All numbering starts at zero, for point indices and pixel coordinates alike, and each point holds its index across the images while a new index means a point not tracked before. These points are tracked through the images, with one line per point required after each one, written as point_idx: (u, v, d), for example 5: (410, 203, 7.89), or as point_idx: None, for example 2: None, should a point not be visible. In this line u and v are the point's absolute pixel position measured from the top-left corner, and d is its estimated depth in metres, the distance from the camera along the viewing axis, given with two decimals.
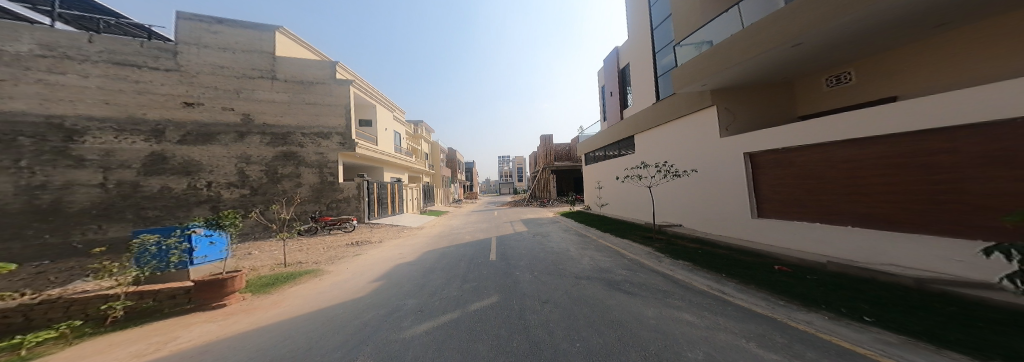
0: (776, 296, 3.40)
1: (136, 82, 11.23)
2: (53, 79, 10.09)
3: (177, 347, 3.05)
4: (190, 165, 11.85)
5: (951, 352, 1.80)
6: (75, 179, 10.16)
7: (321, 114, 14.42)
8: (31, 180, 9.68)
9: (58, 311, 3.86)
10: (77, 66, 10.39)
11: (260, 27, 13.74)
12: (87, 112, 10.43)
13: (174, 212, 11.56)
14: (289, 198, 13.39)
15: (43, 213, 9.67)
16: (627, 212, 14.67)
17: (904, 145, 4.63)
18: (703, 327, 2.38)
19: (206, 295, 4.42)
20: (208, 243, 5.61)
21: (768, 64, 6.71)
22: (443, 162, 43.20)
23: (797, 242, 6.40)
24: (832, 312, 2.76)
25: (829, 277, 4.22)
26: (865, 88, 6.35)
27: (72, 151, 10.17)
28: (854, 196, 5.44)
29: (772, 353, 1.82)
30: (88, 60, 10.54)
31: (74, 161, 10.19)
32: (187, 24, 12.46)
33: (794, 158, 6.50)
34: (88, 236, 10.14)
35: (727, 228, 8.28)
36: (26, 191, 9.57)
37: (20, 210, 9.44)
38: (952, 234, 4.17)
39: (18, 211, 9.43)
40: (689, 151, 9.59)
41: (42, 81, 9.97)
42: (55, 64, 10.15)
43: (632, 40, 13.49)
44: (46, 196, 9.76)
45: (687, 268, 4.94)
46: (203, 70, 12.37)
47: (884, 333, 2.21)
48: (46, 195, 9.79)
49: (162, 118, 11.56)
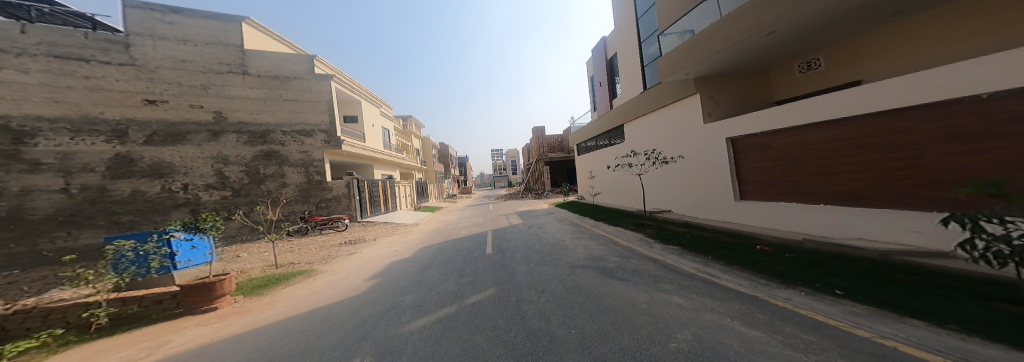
0: (758, 275, 3.61)
1: (86, 77, 10.18)
2: None
3: (172, 351, 3.00)
4: (161, 166, 11.17)
5: (912, 320, 1.98)
6: (33, 185, 9.41)
7: (301, 111, 13.70)
8: None
9: (36, 321, 3.69)
10: (13, 60, 9.30)
11: (223, 18, 12.68)
12: (34, 111, 9.47)
13: (149, 216, 11.00)
14: (274, 199, 12.89)
15: (4, 221, 9.01)
16: (619, 199, 14.95)
17: (869, 127, 4.86)
18: (692, 308, 2.52)
19: (193, 299, 4.27)
20: (189, 248, 5.36)
21: (746, 52, 6.81)
22: (434, 157, 42.40)
23: (775, 221, 6.72)
24: (807, 288, 2.97)
25: (805, 254, 4.50)
26: (835, 73, 6.54)
27: (25, 155, 9.35)
28: (826, 176, 5.72)
29: (755, 330, 1.94)
30: (26, 53, 9.42)
31: (28, 166, 9.39)
32: (135, 12, 11.26)
33: (771, 143, 6.74)
34: (58, 244, 9.52)
35: (714, 211, 8.58)
36: None
37: None
38: (911, 207, 4.48)
39: None
40: (674, 137, 9.76)
41: None
42: None
43: (618, 30, 13.34)
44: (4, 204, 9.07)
45: (677, 253, 5.17)
46: (163, 64, 11.40)
47: (854, 305, 2.39)
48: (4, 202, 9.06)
49: (122, 117, 10.69)
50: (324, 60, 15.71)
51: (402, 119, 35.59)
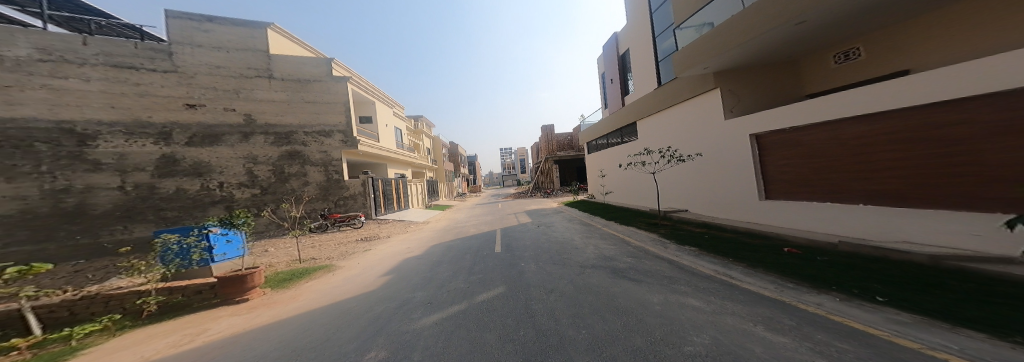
0: (784, 278, 3.34)
1: (136, 84, 11.42)
2: (58, 84, 10.24)
3: (208, 338, 3.26)
4: (200, 166, 12.26)
5: (966, 330, 1.74)
6: (95, 182, 10.66)
7: (320, 112, 14.59)
8: (55, 184, 10.15)
9: (99, 306, 4.15)
10: (78, 70, 10.52)
11: (250, 24, 13.65)
12: (95, 116, 10.73)
13: (191, 212, 12.05)
14: (297, 197, 13.77)
15: (70, 216, 10.24)
16: (631, 199, 14.54)
17: (915, 119, 4.40)
18: (710, 311, 2.37)
19: (229, 290, 4.59)
20: (226, 241, 5.83)
21: (771, 44, 6.41)
22: (444, 157, 43.30)
23: (804, 222, 6.23)
24: (843, 293, 2.69)
25: (841, 257, 4.11)
26: (877, 63, 5.97)
27: (88, 156, 10.58)
28: (863, 173, 5.22)
29: (780, 336, 1.79)
30: (87, 63, 10.65)
31: (90, 166, 10.62)
32: (177, 22, 12.41)
33: (801, 138, 6.26)
34: (117, 236, 10.80)
35: (734, 212, 8.11)
36: (51, 195, 10.08)
37: (49, 213, 10.00)
38: (966, 207, 3.98)
39: (47, 214, 9.99)
40: (692, 135, 9.34)
41: (48, 86, 10.14)
42: (57, 69, 10.28)
43: (630, 26, 13.01)
44: (71, 200, 10.30)
45: (693, 254, 4.90)
46: (200, 70, 12.47)
47: (897, 312, 2.14)
48: (70, 198, 10.31)
49: (168, 121, 11.87)
50: (341, 63, 16.57)
51: (413, 120, 36.73)
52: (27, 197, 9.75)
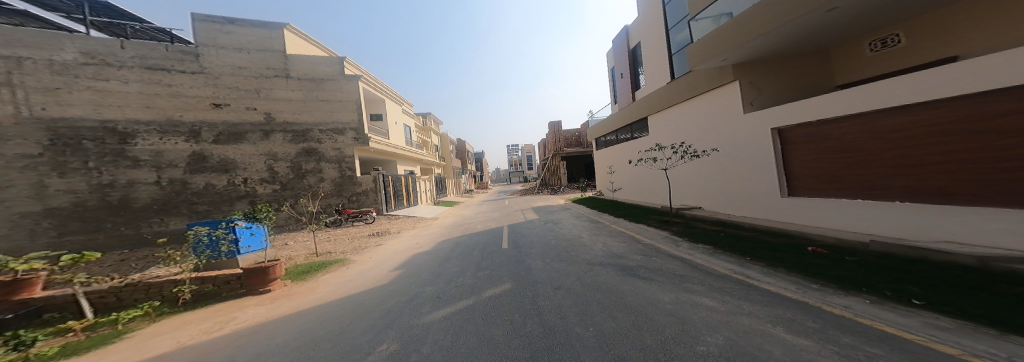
0: (807, 279, 3.12)
1: (169, 85, 12.18)
2: (100, 86, 11.08)
3: (235, 326, 3.47)
4: (226, 163, 13.05)
5: (1016, 337, 1.56)
6: (135, 178, 11.62)
7: (334, 110, 15.06)
8: (100, 179, 11.13)
9: (140, 293, 4.53)
10: (117, 72, 11.34)
11: (268, 25, 14.22)
12: (134, 116, 11.64)
13: (220, 206, 12.89)
14: (314, 192, 14.42)
15: (114, 209, 11.21)
16: (640, 196, 14.19)
17: (962, 109, 4.00)
18: (725, 311, 2.24)
19: (253, 281, 4.85)
20: (249, 234, 6.17)
21: (796, 32, 6.02)
22: (452, 153, 43.80)
23: (831, 220, 5.84)
24: (874, 296, 2.47)
25: (872, 258, 3.80)
26: (920, 49, 5.46)
27: (128, 153, 11.54)
28: (901, 168, 4.81)
29: (803, 338, 1.66)
30: (125, 66, 11.46)
31: (131, 162, 11.58)
32: (202, 25, 13.01)
33: (829, 132, 5.83)
34: (155, 228, 11.77)
35: (752, 209, 7.73)
36: (98, 189, 11.05)
37: (98, 206, 11.00)
38: (1017, 205, 3.60)
39: (96, 207, 10.99)
40: (709, 130, 8.95)
41: (92, 88, 10.97)
42: (99, 71, 11.07)
43: (642, 19, 12.64)
44: (115, 193, 11.29)
45: (707, 252, 4.68)
46: (225, 71, 13.17)
47: (936, 317, 1.94)
48: (115, 192, 11.29)
49: (196, 119, 12.59)
50: (352, 61, 17.03)
51: (422, 117, 37.32)
52: (76, 190, 10.72)
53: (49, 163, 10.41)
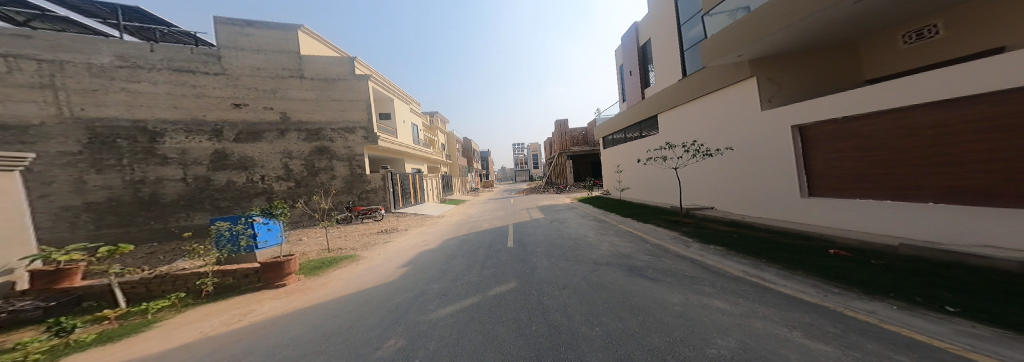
0: (829, 282, 2.94)
1: (193, 86, 12.83)
2: (132, 87, 11.90)
3: (254, 319, 3.61)
4: (246, 161, 13.64)
5: None
6: (163, 175, 12.31)
7: (345, 110, 15.48)
8: (132, 175, 11.92)
9: (168, 284, 4.80)
10: (147, 74, 12.15)
11: (284, 27, 14.83)
12: (162, 116, 12.37)
13: (240, 203, 13.52)
14: (326, 190, 14.91)
15: (145, 204, 12.03)
16: (648, 196, 13.89)
17: (1012, 103, 3.67)
18: (738, 314, 2.14)
19: (270, 275, 5.05)
20: (266, 230, 6.44)
21: (819, 25, 5.74)
22: (458, 152, 44.20)
23: (857, 222, 5.52)
24: (903, 301, 2.30)
25: (900, 262, 3.56)
26: (961, 41, 5.06)
27: (157, 151, 12.21)
28: (938, 167, 4.48)
29: (822, 344, 1.56)
30: (154, 68, 12.25)
31: (160, 159, 12.28)
32: (223, 27, 13.64)
33: (856, 128, 5.49)
34: (181, 223, 12.50)
35: (768, 210, 7.41)
36: (130, 185, 11.85)
37: (131, 200, 11.86)
38: None
39: (130, 201, 11.86)
40: (724, 129, 8.64)
41: (125, 89, 11.80)
42: (131, 74, 11.90)
43: (652, 15, 12.39)
44: (145, 189, 12.06)
45: (719, 253, 4.50)
46: (244, 72, 13.78)
47: (972, 324, 1.78)
48: (145, 188, 12.06)
49: (219, 119, 13.14)
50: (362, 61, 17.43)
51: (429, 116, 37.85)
52: (113, 186, 11.62)
53: (88, 160, 11.28)
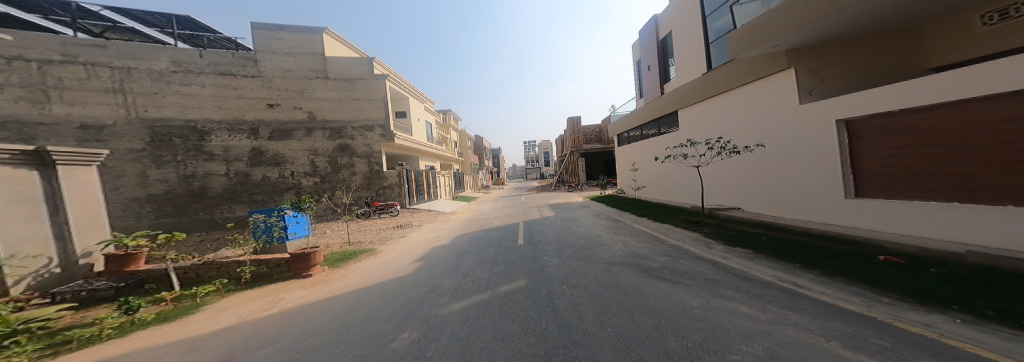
0: (875, 291, 2.60)
1: (234, 88, 14.11)
2: (181, 89, 13.33)
3: (282, 306, 3.89)
4: (279, 158, 14.83)
5: None
6: (210, 170, 13.72)
7: (364, 109, 16.25)
8: (184, 170, 13.36)
9: (213, 270, 5.30)
10: (196, 78, 13.54)
11: (310, 30, 15.72)
12: (209, 116, 13.72)
13: (273, 197, 14.72)
14: (348, 185, 15.79)
15: (196, 196, 13.49)
16: (666, 196, 13.26)
17: None
18: (766, 321, 1.95)
19: (298, 266, 5.40)
20: (295, 222, 6.89)
21: (870, 9, 5.15)
22: (470, 149, 44.72)
23: (913, 227, 4.90)
24: (969, 314, 1.97)
25: (968, 272, 3.07)
26: None
27: (205, 148, 13.63)
28: (1013, 166, 3.85)
29: (866, 356, 1.38)
30: (201, 72, 13.60)
31: (207, 156, 13.68)
32: (259, 32, 14.84)
33: (915, 122, 4.84)
34: (225, 214, 13.86)
35: (804, 213, 6.81)
36: (183, 179, 13.30)
37: (184, 193, 13.32)
38: None
39: (183, 193, 13.32)
40: (755, 125, 8.02)
41: (179, 92, 13.30)
42: (183, 78, 13.39)
43: (675, 6, 11.80)
44: (195, 183, 13.50)
45: (744, 256, 4.15)
46: (276, 74, 14.87)
47: None
48: (195, 181, 13.50)
49: (255, 118, 14.46)
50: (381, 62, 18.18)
51: (443, 114, 38.63)
52: (171, 179, 13.14)
53: (150, 157, 12.86)
